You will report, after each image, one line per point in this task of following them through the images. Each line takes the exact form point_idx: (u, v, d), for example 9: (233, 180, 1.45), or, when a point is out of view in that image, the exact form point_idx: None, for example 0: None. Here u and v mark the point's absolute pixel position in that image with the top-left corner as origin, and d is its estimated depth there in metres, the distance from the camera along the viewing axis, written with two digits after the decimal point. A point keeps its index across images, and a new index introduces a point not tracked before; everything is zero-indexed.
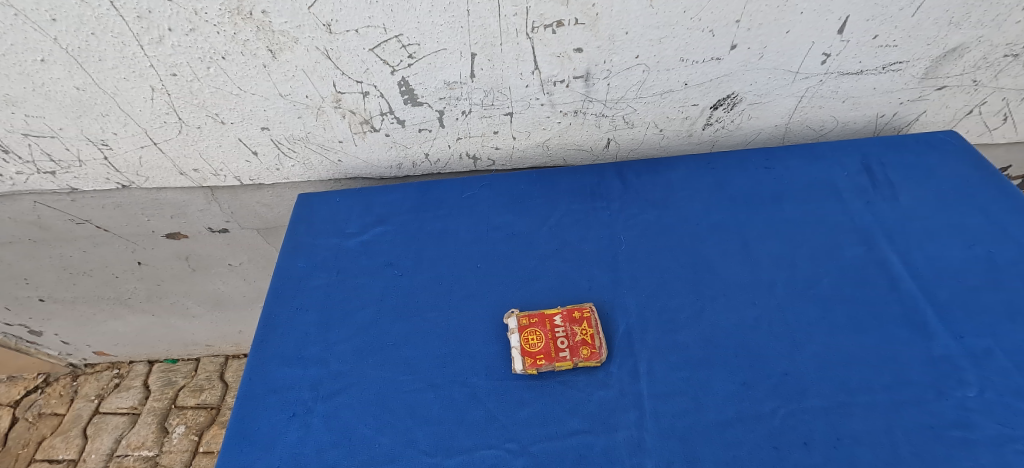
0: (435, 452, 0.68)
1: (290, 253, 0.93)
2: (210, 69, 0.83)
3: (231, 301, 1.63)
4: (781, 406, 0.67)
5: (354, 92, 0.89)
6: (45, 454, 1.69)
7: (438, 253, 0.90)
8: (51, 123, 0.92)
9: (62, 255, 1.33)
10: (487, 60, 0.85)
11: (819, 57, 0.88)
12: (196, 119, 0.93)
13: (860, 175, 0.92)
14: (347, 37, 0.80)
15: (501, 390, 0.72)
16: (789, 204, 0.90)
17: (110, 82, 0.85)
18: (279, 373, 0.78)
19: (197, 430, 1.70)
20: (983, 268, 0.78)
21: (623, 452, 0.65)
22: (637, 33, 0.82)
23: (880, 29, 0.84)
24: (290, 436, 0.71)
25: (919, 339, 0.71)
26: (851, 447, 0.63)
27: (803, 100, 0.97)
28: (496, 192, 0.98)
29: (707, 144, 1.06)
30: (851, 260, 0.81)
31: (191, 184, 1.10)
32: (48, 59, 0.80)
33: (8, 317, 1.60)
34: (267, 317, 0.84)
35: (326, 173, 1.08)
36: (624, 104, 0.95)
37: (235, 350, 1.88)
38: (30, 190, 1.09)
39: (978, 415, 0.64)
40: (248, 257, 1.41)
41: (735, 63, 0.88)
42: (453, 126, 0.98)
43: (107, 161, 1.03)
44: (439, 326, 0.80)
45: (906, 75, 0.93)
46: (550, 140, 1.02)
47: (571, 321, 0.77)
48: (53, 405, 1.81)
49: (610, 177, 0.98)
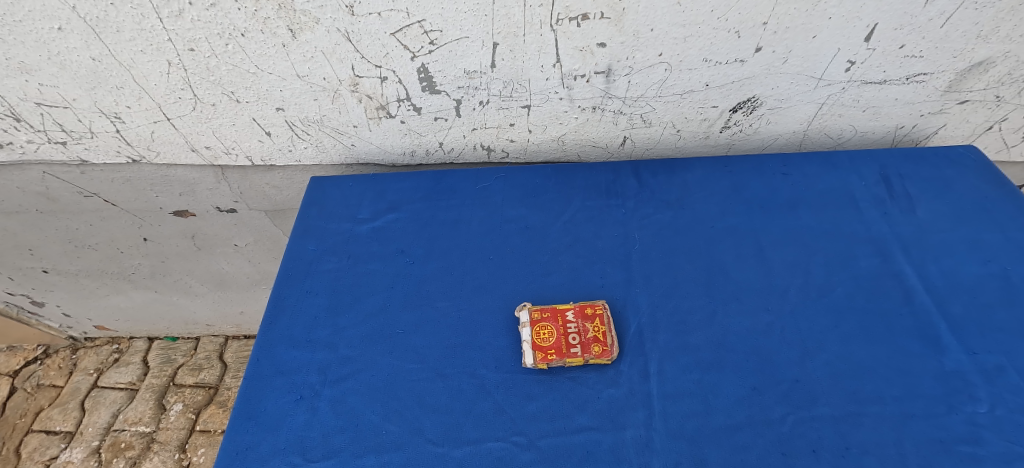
0: (441, 441, 0.68)
1: (301, 236, 0.92)
2: (228, 46, 0.82)
3: (234, 282, 1.63)
4: (792, 413, 0.67)
5: (372, 77, 0.88)
6: (43, 425, 1.69)
7: (451, 243, 0.89)
8: (65, 93, 0.91)
9: (69, 227, 1.33)
10: (509, 50, 0.84)
11: (843, 65, 0.87)
12: (211, 96, 0.92)
13: (879, 186, 0.92)
14: (369, 20, 0.79)
15: (510, 383, 0.72)
16: (805, 211, 0.90)
17: (126, 54, 0.84)
18: (288, 355, 0.77)
19: (194, 409, 1.70)
20: (999, 286, 0.77)
21: (632, 451, 0.65)
22: (662, 30, 0.81)
23: (907, 39, 0.83)
24: (297, 418, 0.71)
25: (931, 352, 0.71)
26: (860, 458, 0.63)
27: (824, 108, 0.96)
28: (510, 185, 0.97)
29: (722, 147, 1.06)
30: (866, 271, 0.81)
31: (202, 162, 1.09)
32: (65, 28, 0.79)
33: (10, 287, 1.60)
34: (277, 298, 0.84)
35: (339, 158, 1.07)
36: (643, 102, 0.94)
37: (235, 330, 1.88)
38: (39, 160, 1.09)
39: (988, 431, 0.63)
40: (254, 238, 1.41)
41: (759, 66, 0.87)
42: (469, 117, 0.97)
43: (118, 134, 1.02)
44: (449, 316, 0.80)
45: (928, 88, 0.92)
46: (566, 135, 1.01)
47: (583, 317, 0.76)
48: (52, 377, 1.81)
49: (626, 175, 0.97)
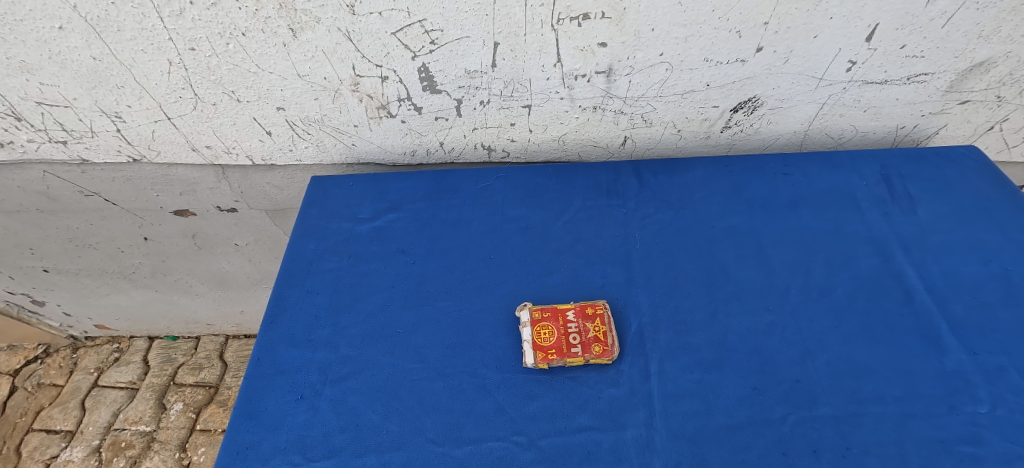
0: (442, 441, 0.68)
1: (301, 235, 0.92)
2: (229, 45, 0.82)
3: (235, 282, 1.63)
4: (792, 413, 0.67)
5: (373, 76, 0.88)
6: (43, 424, 1.69)
7: (451, 243, 0.89)
8: (65, 92, 0.91)
9: (69, 226, 1.33)
10: (510, 50, 0.84)
11: (844, 65, 0.87)
12: (212, 95, 0.92)
13: (880, 186, 0.91)
14: (370, 19, 0.79)
15: (511, 383, 0.72)
16: (806, 211, 0.90)
17: (127, 53, 0.84)
18: (288, 355, 0.77)
19: (194, 408, 1.70)
20: (1000, 286, 0.77)
21: (632, 451, 0.65)
22: (663, 30, 0.81)
23: (909, 39, 0.83)
24: (298, 418, 0.71)
25: (932, 352, 0.71)
26: (860, 458, 0.63)
27: (825, 108, 0.96)
28: (510, 184, 0.97)
29: (723, 147, 1.06)
30: (866, 271, 0.81)
31: (202, 161, 1.09)
32: (66, 27, 0.79)
33: (11, 286, 1.60)
34: (278, 297, 0.84)
35: (339, 157, 1.07)
36: (644, 102, 0.94)
37: (236, 330, 1.88)
38: (40, 159, 1.09)
39: (989, 431, 0.63)
40: (255, 237, 1.41)
41: (759, 66, 0.87)
42: (470, 116, 0.97)
43: (119, 133, 1.02)
44: (450, 315, 0.80)
45: (929, 88, 0.92)
46: (567, 135, 1.01)
47: (584, 317, 0.76)
48: (52, 376, 1.81)
49: (626, 174, 0.97)
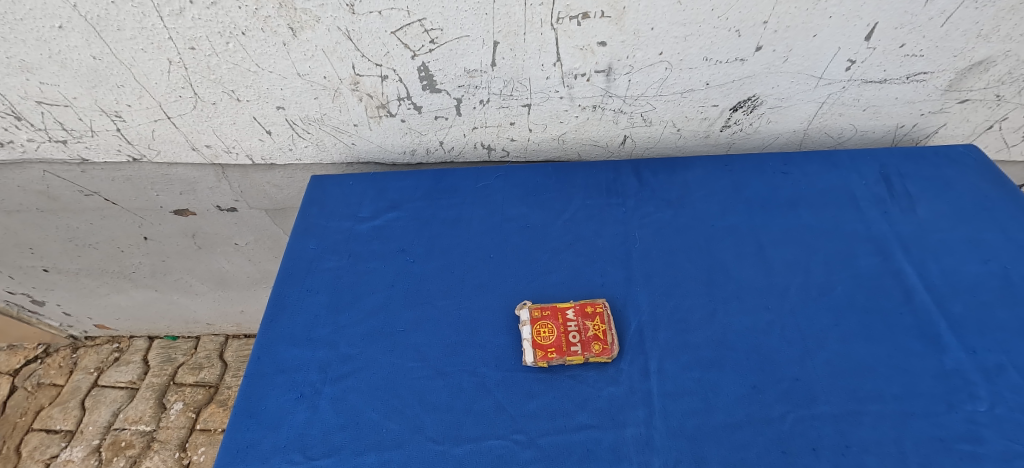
0: (442, 439, 0.68)
1: (301, 234, 0.92)
2: (229, 44, 0.82)
3: (235, 281, 1.63)
4: (792, 411, 0.67)
5: (373, 75, 0.88)
6: (43, 424, 1.69)
7: (451, 242, 0.89)
8: (65, 92, 0.91)
9: (69, 225, 1.33)
10: (509, 49, 0.84)
11: (843, 64, 0.87)
12: (212, 94, 0.92)
13: (879, 185, 0.92)
14: (369, 19, 0.79)
15: (510, 381, 0.72)
16: (805, 210, 0.90)
17: (127, 53, 0.84)
18: (288, 354, 0.77)
19: (194, 408, 1.70)
20: (999, 285, 0.77)
21: (632, 449, 0.65)
22: (662, 29, 0.81)
23: (908, 38, 0.83)
24: (298, 416, 0.71)
25: (931, 351, 0.71)
26: (860, 456, 0.63)
27: (824, 107, 0.96)
28: (510, 183, 0.97)
29: (723, 146, 1.06)
30: (866, 270, 0.81)
31: (202, 160, 1.09)
32: (66, 26, 0.79)
33: (11, 285, 1.60)
34: (278, 296, 0.84)
35: (339, 157, 1.08)
36: (644, 101, 0.94)
37: (236, 329, 1.88)
38: (40, 159, 1.09)
39: (988, 429, 0.63)
40: (255, 237, 1.41)
41: (759, 65, 0.87)
42: (470, 115, 0.97)
43: (119, 133, 1.02)
44: (449, 314, 0.80)
45: (929, 87, 0.92)
46: (566, 134, 1.02)
47: (584, 316, 0.76)
48: (52, 376, 1.81)
49: (626, 173, 0.97)
